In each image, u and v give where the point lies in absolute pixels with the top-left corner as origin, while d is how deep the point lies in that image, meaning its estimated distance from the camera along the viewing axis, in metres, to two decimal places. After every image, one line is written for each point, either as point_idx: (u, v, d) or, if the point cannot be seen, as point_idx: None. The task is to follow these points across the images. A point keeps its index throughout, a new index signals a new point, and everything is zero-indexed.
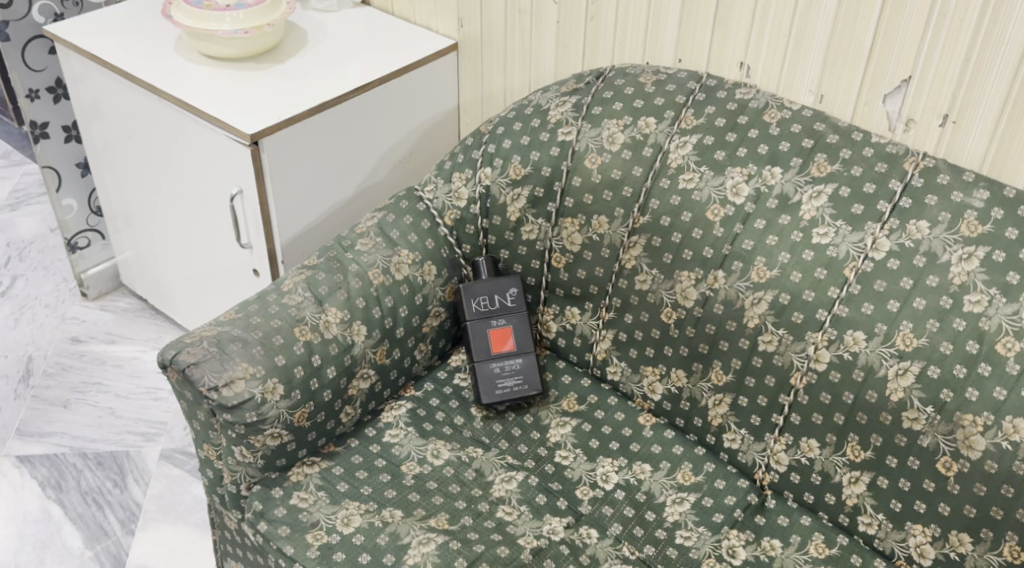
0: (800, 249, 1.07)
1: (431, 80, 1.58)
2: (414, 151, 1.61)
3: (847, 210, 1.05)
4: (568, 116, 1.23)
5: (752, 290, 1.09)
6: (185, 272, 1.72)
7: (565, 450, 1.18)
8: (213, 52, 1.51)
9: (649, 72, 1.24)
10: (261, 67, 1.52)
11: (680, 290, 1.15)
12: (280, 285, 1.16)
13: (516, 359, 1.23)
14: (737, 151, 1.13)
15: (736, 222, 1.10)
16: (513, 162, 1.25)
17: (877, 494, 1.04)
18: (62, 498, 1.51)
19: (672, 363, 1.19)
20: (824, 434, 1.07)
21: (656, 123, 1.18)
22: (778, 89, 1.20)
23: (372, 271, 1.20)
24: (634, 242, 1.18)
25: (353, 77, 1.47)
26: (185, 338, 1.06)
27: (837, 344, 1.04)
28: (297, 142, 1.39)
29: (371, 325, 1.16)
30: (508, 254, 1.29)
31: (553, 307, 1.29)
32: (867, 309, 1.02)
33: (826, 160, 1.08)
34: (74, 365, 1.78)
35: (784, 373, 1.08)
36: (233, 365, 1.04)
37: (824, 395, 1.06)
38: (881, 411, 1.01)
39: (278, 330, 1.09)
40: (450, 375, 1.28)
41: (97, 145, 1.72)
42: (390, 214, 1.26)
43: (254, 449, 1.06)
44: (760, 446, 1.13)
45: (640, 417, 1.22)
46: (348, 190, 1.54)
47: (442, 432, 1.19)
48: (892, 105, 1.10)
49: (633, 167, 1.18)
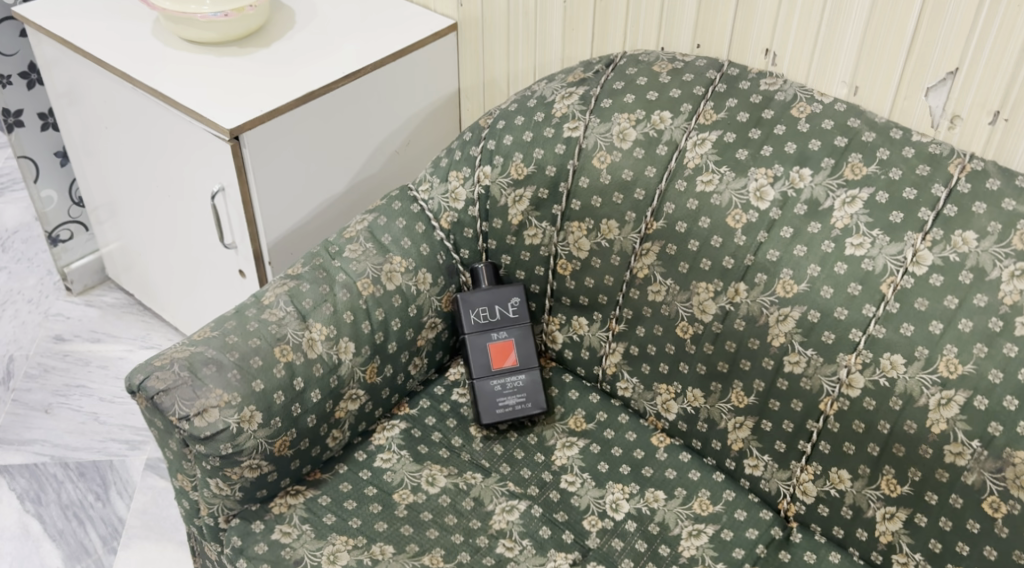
0: (831, 261, 0.96)
1: (427, 64, 1.47)
2: (410, 141, 1.51)
3: (884, 218, 0.95)
4: (575, 110, 1.12)
5: (777, 305, 0.99)
6: (171, 268, 1.63)
7: (571, 475, 1.09)
8: (191, 37, 1.39)
9: (665, 60, 1.13)
10: (244, 51, 1.40)
11: (697, 303, 1.05)
12: (261, 298, 1.06)
13: (518, 376, 1.14)
14: (762, 149, 1.02)
15: (760, 229, 1.01)
16: (514, 160, 1.14)
17: (914, 532, 0.94)
18: (41, 513, 1.43)
19: (689, 382, 1.09)
20: (856, 465, 0.97)
21: (671, 117, 1.07)
22: (808, 78, 1.08)
23: (361, 281, 1.10)
24: (647, 249, 1.08)
25: (343, 63, 1.36)
26: (155, 361, 0.97)
27: (873, 368, 0.93)
28: (282, 135, 1.28)
29: (360, 341, 1.07)
30: (510, 260, 1.18)
31: (559, 316, 1.19)
32: (906, 330, 0.92)
33: (862, 161, 0.98)
34: (57, 366, 1.70)
35: (812, 397, 0.98)
36: (206, 392, 0.95)
37: (856, 423, 0.95)
38: (921, 444, 0.91)
39: (256, 351, 0.99)
40: (447, 391, 1.18)
41: (75, 134, 1.62)
42: (382, 217, 1.16)
43: (231, 482, 0.98)
44: (785, 474, 1.03)
45: (653, 438, 1.13)
46: (341, 184, 1.43)
47: (438, 455, 1.10)
48: (936, 100, 0.99)
49: (646, 167, 1.07)
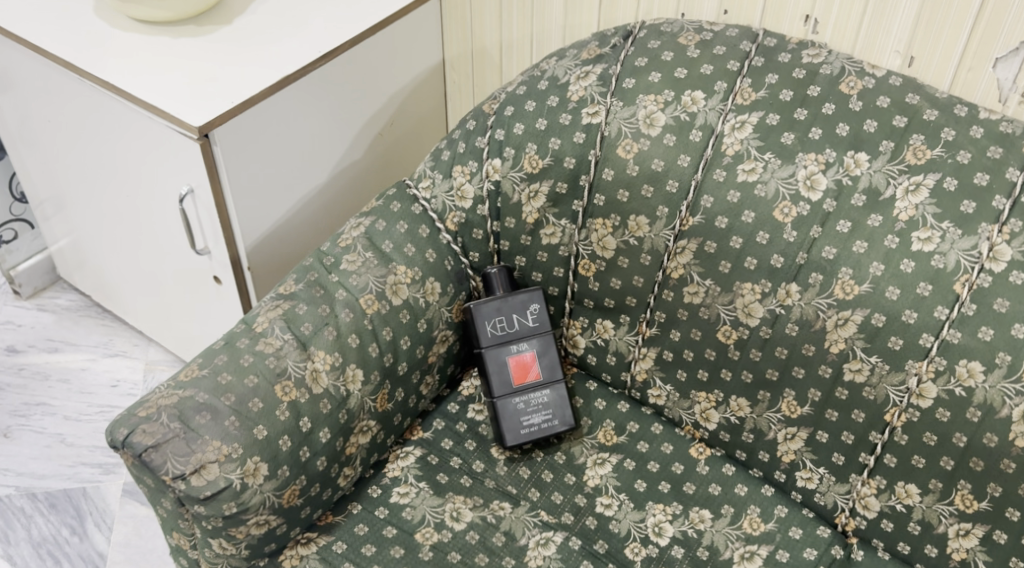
0: (896, 258, 0.86)
1: (412, 34, 1.32)
2: (393, 121, 1.37)
3: (953, 208, 0.85)
4: (593, 92, 0.99)
5: (836, 308, 0.89)
6: (132, 269, 1.47)
7: (607, 497, 1.00)
8: (142, 17, 1.21)
9: (691, 30, 1.00)
10: (203, 30, 1.23)
11: (742, 306, 0.95)
12: (252, 325, 0.93)
13: (542, 392, 1.03)
14: (809, 132, 0.91)
15: (813, 224, 0.90)
16: (528, 152, 1.01)
17: (993, 550, 0.86)
18: (11, 553, 1.31)
19: (732, 390, 1.00)
20: (928, 480, 0.88)
21: (705, 98, 0.95)
22: (855, 48, 0.97)
23: (364, 297, 0.97)
24: (682, 248, 0.97)
25: (318, 39, 1.21)
26: (138, 411, 0.84)
27: (947, 377, 0.85)
28: (257, 126, 1.13)
29: (369, 367, 0.95)
30: (525, 262, 1.07)
31: (581, 320, 1.09)
32: (985, 334, 0.83)
33: (925, 143, 0.87)
34: (13, 383, 1.55)
35: (877, 408, 0.89)
36: (203, 446, 0.82)
37: (928, 435, 0.87)
38: (1003, 458, 0.83)
39: (255, 391, 0.87)
40: (462, 409, 1.07)
41: (12, 124, 1.44)
42: (380, 221, 1.03)
43: (236, 541, 0.86)
44: (844, 487, 0.95)
45: (692, 449, 1.04)
46: (322, 175, 1.29)
47: (460, 484, 1.00)
48: (1005, 72, 0.88)
49: (679, 155, 0.95)
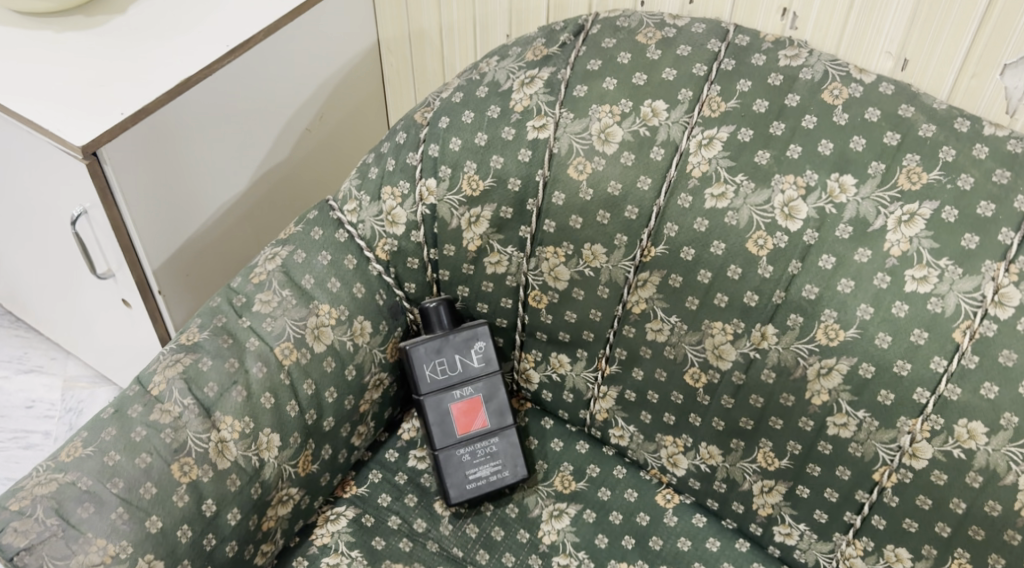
0: (887, 300, 0.75)
1: (339, 17, 1.17)
2: (321, 115, 1.22)
3: (954, 243, 0.73)
4: (540, 101, 0.86)
5: (818, 356, 0.78)
6: (35, 285, 1.32)
7: (564, 556, 0.90)
8: (18, 8, 1.04)
9: (651, 25, 0.86)
10: (92, 21, 1.07)
11: (712, 347, 0.84)
12: (147, 387, 0.80)
13: (491, 440, 0.92)
14: (787, 150, 0.78)
15: (792, 258, 0.78)
16: (465, 171, 0.88)
17: None
18: None
19: (702, 436, 0.89)
20: (920, 545, 0.79)
21: (667, 109, 0.82)
22: (839, 48, 0.84)
23: (280, 346, 0.84)
24: (644, 281, 0.85)
25: (227, 30, 1.06)
26: (10, 504, 0.72)
27: (945, 438, 0.75)
28: (156, 138, 0.99)
29: (286, 429, 0.83)
30: (469, 292, 0.94)
31: (534, 353, 0.97)
32: (988, 392, 0.72)
33: (920, 164, 0.75)
34: None
35: (863, 466, 0.79)
36: (86, 547, 0.71)
37: (922, 498, 0.77)
38: (1007, 528, 0.73)
39: (147, 474, 0.75)
40: (402, 457, 0.96)
41: None
42: (299, 251, 0.89)
43: None
44: (827, 546, 0.85)
45: (659, 497, 0.94)
46: (240, 182, 1.15)
47: (399, 550, 0.89)
48: (1015, 81, 0.76)
49: (639, 176, 0.83)
